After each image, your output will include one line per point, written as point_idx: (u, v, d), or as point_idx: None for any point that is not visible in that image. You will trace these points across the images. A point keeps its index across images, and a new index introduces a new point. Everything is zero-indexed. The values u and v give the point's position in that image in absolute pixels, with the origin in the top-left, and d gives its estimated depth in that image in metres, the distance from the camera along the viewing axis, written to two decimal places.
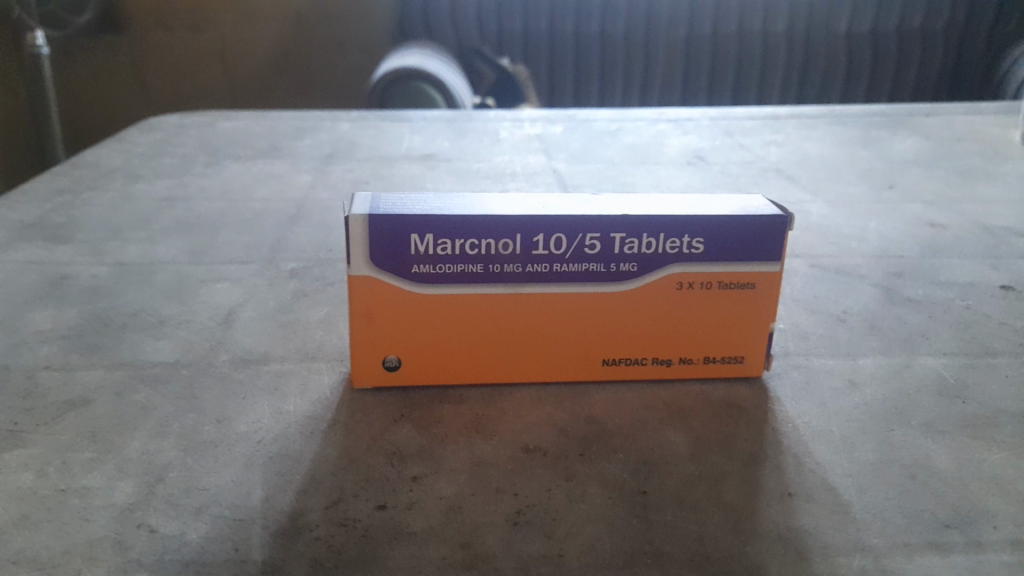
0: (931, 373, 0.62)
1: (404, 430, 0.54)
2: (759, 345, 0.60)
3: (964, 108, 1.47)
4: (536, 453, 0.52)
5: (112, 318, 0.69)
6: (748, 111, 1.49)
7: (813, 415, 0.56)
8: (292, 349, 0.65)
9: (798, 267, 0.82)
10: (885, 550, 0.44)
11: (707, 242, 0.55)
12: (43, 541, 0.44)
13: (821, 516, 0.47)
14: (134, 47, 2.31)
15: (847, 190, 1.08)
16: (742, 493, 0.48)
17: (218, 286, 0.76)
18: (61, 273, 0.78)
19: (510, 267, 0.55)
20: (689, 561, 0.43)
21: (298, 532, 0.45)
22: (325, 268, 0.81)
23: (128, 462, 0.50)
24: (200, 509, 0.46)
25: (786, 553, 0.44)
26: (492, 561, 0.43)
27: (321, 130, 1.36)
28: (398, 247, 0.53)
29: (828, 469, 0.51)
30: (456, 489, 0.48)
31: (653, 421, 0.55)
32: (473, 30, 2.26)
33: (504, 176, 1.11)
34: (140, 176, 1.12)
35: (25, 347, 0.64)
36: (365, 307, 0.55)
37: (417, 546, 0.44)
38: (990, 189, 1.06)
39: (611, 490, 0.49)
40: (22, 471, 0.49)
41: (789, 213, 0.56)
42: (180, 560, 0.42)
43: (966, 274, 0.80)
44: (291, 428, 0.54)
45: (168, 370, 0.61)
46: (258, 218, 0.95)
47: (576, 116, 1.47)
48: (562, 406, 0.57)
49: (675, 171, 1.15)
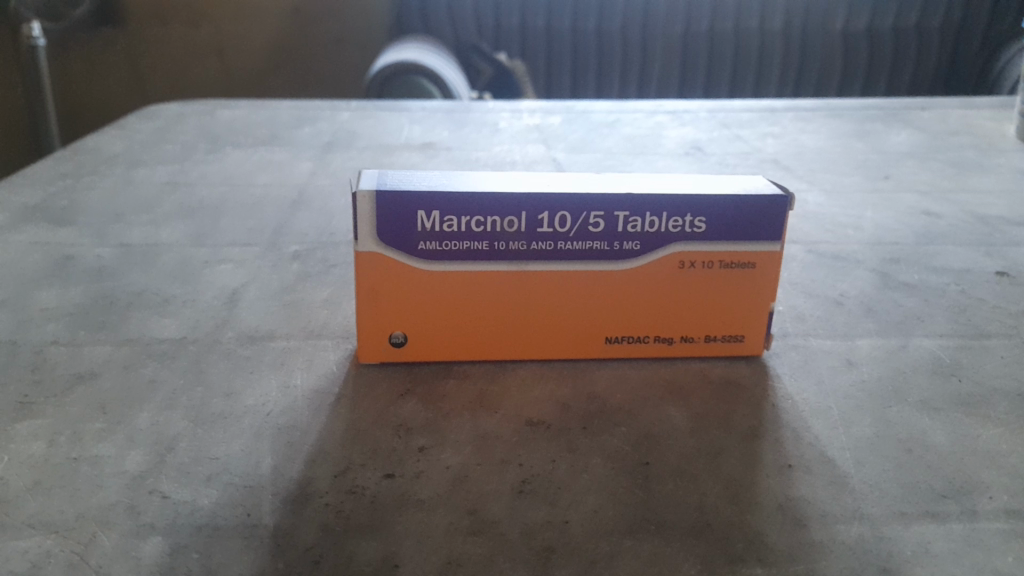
0: (927, 353, 0.63)
1: (410, 403, 0.55)
2: (759, 325, 0.60)
3: (958, 102, 1.49)
4: (540, 427, 0.53)
5: (116, 297, 0.69)
6: (745, 104, 1.50)
7: (810, 392, 0.58)
8: (298, 327, 0.65)
9: (796, 252, 0.84)
10: (881, 518, 0.45)
11: (709, 222, 0.56)
12: (57, 505, 0.44)
13: (820, 486, 0.48)
14: (130, 37, 2.30)
15: (842, 180, 1.10)
16: (741, 465, 0.49)
17: (222, 267, 0.77)
18: (65, 254, 0.79)
19: (515, 244, 0.56)
20: (690, 528, 0.44)
21: (307, 498, 0.46)
22: (328, 250, 0.82)
23: (139, 433, 0.51)
24: (211, 477, 0.47)
25: (784, 522, 0.45)
26: (499, 527, 0.44)
27: (321, 119, 1.37)
28: (405, 223, 0.54)
29: (826, 443, 0.52)
30: (462, 460, 0.49)
31: (654, 397, 0.56)
32: (469, 24, 2.26)
33: (504, 165, 1.13)
34: (141, 162, 1.12)
35: (32, 323, 0.64)
36: (371, 284, 0.56)
37: (424, 513, 0.45)
38: (984, 181, 1.08)
39: (613, 461, 0.50)
40: (34, 440, 0.50)
41: (790, 194, 0.57)
42: (191, 524, 0.43)
43: (959, 260, 0.81)
44: (298, 402, 0.55)
45: (175, 346, 0.61)
46: (260, 204, 0.96)
47: (574, 108, 1.48)
48: (565, 382, 0.58)
49: (673, 162, 1.16)
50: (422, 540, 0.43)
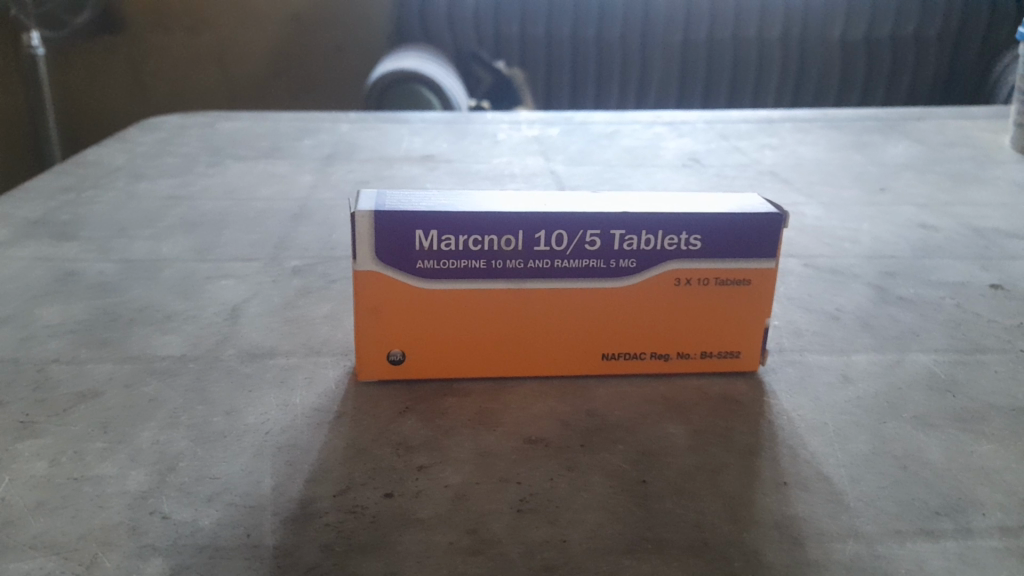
0: (923, 368, 0.64)
1: (410, 421, 0.55)
2: (755, 341, 0.61)
3: (955, 113, 1.50)
4: (539, 444, 0.53)
5: (119, 313, 0.70)
6: (744, 115, 1.51)
7: (807, 408, 0.58)
8: (299, 344, 0.66)
9: (793, 266, 0.84)
10: (876, 536, 0.46)
11: (704, 239, 0.57)
12: (61, 526, 0.45)
13: (816, 503, 0.48)
14: (131, 47, 2.31)
15: (840, 192, 1.11)
16: (739, 483, 0.50)
17: (224, 282, 0.78)
18: (68, 270, 0.79)
19: (513, 263, 0.56)
20: (688, 546, 0.45)
21: (308, 518, 0.46)
22: (329, 265, 0.82)
23: (140, 452, 0.51)
24: (212, 496, 0.47)
25: (782, 540, 0.45)
26: (499, 546, 0.44)
27: (322, 131, 1.38)
28: (403, 242, 0.55)
29: (821, 460, 0.52)
30: (461, 478, 0.50)
31: (653, 414, 0.57)
32: (470, 32, 2.27)
33: (504, 177, 1.13)
34: (143, 175, 1.13)
35: (36, 340, 0.65)
36: (371, 301, 0.56)
37: (425, 533, 0.45)
38: (981, 193, 1.08)
39: (613, 479, 0.50)
40: (36, 460, 0.50)
41: (784, 211, 0.57)
42: (193, 545, 0.44)
43: (956, 274, 0.82)
44: (299, 420, 0.55)
45: (176, 363, 0.62)
46: (261, 217, 0.96)
47: (574, 119, 1.48)
48: (565, 399, 0.58)
49: (672, 174, 1.17)
50: (421, 560, 0.43)
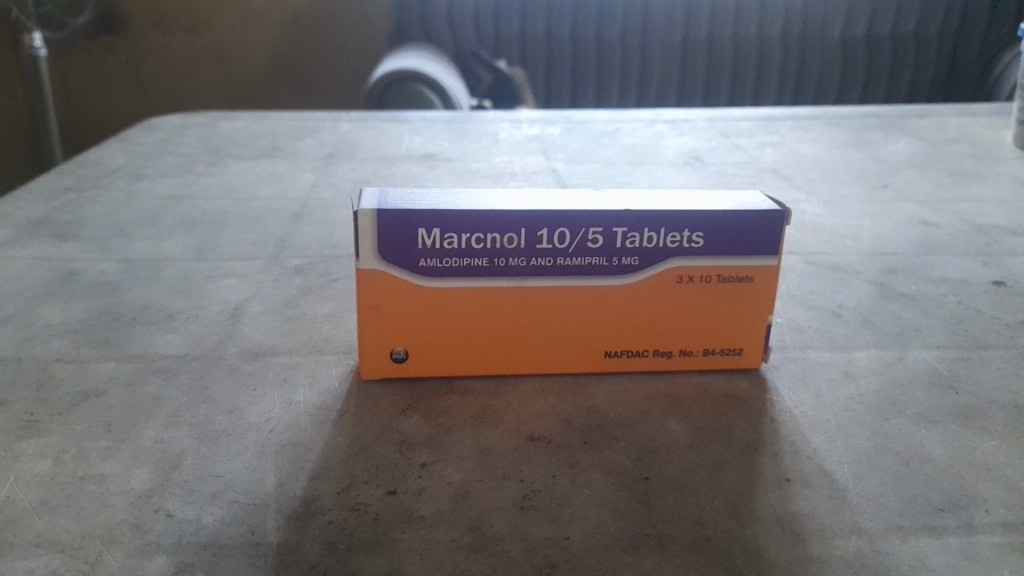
0: (924, 365, 0.64)
1: (412, 419, 0.55)
2: (756, 338, 0.61)
3: (955, 110, 1.49)
4: (541, 442, 0.53)
5: (120, 313, 0.70)
6: (744, 112, 1.51)
7: (809, 405, 0.58)
8: (301, 342, 0.66)
9: (794, 264, 0.84)
10: (878, 532, 0.46)
11: (707, 236, 0.57)
12: (64, 524, 0.45)
13: (818, 500, 0.48)
14: (131, 47, 2.31)
15: (840, 190, 1.10)
16: (741, 479, 0.50)
17: (225, 281, 0.78)
18: (70, 270, 0.79)
19: (514, 261, 0.56)
20: (690, 543, 0.45)
21: (310, 515, 0.46)
22: (330, 264, 0.83)
23: (143, 450, 0.51)
24: (215, 494, 0.48)
25: (784, 536, 0.45)
26: (501, 543, 0.45)
27: (322, 130, 1.38)
28: (405, 240, 0.55)
29: (823, 456, 0.52)
30: (463, 476, 0.50)
31: (654, 411, 0.57)
32: (470, 31, 2.27)
33: (504, 176, 1.13)
34: (144, 175, 1.13)
35: (38, 340, 0.65)
36: (373, 300, 0.57)
37: (427, 530, 0.45)
38: (981, 190, 1.08)
39: (614, 476, 0.50)
40: (39, 459, 0.50)
41: (787, 209, 0.57)
42: (197, 543, 0.44)
43: (957, 271, 0.82)
44: (301, 418, 0.55)
45: (179, 362, 0.62)
46: (263, 217, 0.96)
47: (575, 118, 1.48)
48: (566, 397, 0.58)
49: (672, 172, 1.17)
50: (424, 557, 0.43)
